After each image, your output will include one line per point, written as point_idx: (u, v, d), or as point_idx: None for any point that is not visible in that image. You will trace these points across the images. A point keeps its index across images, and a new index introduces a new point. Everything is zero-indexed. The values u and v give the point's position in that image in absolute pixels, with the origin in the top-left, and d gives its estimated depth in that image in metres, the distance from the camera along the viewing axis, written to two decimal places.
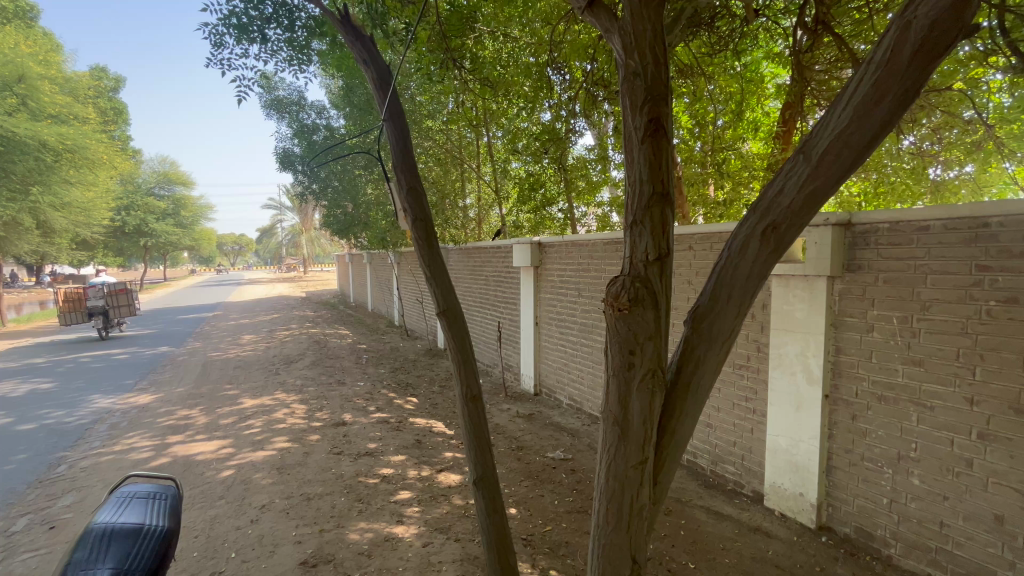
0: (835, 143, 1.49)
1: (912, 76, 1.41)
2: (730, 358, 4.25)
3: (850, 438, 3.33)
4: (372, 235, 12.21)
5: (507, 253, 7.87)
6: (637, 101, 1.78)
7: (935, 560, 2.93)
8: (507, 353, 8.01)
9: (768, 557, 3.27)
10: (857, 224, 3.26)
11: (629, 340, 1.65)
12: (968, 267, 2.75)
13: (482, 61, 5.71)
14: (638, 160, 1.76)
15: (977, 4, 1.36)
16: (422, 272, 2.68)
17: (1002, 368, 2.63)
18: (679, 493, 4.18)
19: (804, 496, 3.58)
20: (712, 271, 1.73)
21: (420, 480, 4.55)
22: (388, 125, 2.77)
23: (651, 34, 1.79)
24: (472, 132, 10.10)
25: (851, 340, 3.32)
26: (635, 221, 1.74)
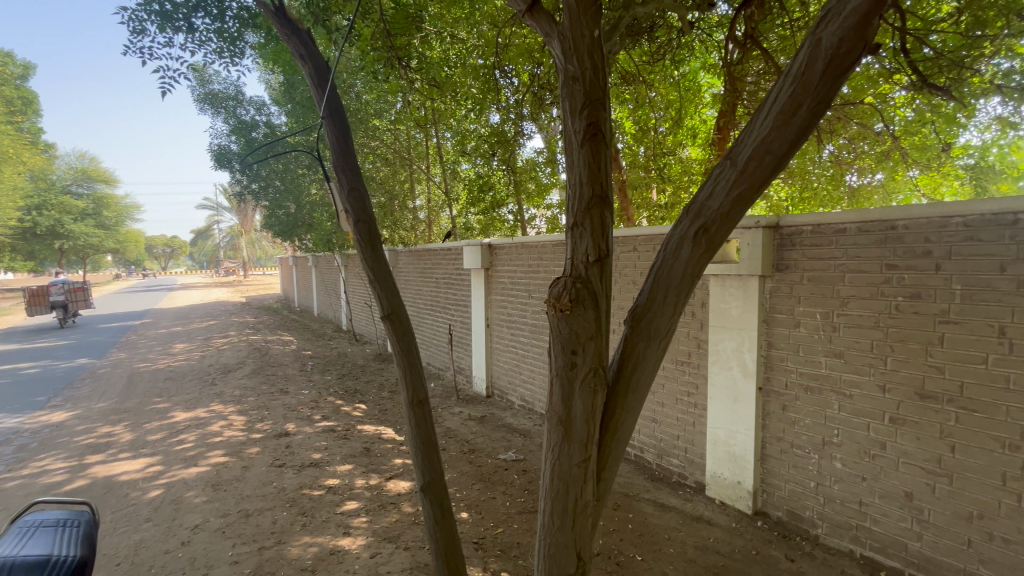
0: (758, 150, 1.58)
1: (824, 89, 1.51)
2: (672, 355, 4.42)
3: (781, 426, 3.55)
4: (317, 237, 11.77)
5: (458, 255, 7.82)
6: (576, 105, 1.81)
7: (856, 537, 3.17)
8: (458, 356, 7.95)
9: (710, 545, 3.42)
10: (784, 227, 3.49)
11: (571, 340, 1.67)
12: (880, 266, 3.00)
13: (429, 62, 5.65)
14: (578, 162, 1.79)
15: (878, 24, 1.49)
16: (365, 274, 2.61)
17: (909, 357, 2.89)
18: (626, 488, 4.29)
19: (741, 484, 3.78)
20: (649, 272, 1.78)
21: (369, 489, 4.41)
22: (327, 122, 2.67)
23: (589, 39, 1.84)
24: (421, 132, 9.97)
25: (781, 335, 3.54)
26: (576, 222, 1.77)
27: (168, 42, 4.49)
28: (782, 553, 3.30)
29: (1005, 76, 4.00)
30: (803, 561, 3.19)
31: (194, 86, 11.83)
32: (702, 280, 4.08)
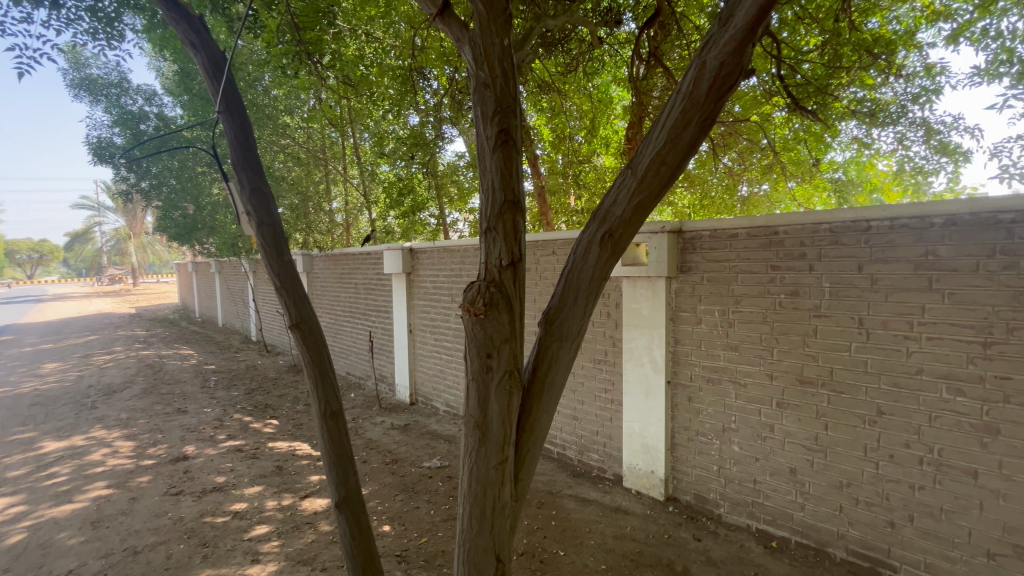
0: (655, 161, 1.70)
1: (709, 107, 1.67)
2: (590, 354, 4.60)
3: (687, 416, 3.83)
4: (220, 240, 10.84)
5: (378, 259, 7.59)
6: (488, 111, 1.84)
7: (752, 512, 3.49)
8: (380, 364, 7.69)
9: (627, 533, 3.60)
10: (686, 232, 3.78)
11: (486, 344, 1.69)
12: (766, 266, 3.35)
13: (342, 59, 5.45)
14: (490, 168, 1.81)
15: (752, 51, 1.66)
16: (270, 280, 2.44)
17: (791, 348, 3.25)
18: (549, 486, 4.39)
19: (654, 473, 4.02)
20: (560, 276, 1.85)
21: (281, 510, 4.12)
22: (224, 117, 2.47)
23: (499, 48, 1.87)
24: (337, 132, 9.59)
25: (686, 331, 3.82)
26: (489, 227, 1.79)
27: (27, 17, 3.92)
28: (690, 534, 3.55)
29: (858, 103, 4.66)
30: (708, 540, 3.46)
31: (66, 70, 10.41)
32: (616, 281, 4.30)
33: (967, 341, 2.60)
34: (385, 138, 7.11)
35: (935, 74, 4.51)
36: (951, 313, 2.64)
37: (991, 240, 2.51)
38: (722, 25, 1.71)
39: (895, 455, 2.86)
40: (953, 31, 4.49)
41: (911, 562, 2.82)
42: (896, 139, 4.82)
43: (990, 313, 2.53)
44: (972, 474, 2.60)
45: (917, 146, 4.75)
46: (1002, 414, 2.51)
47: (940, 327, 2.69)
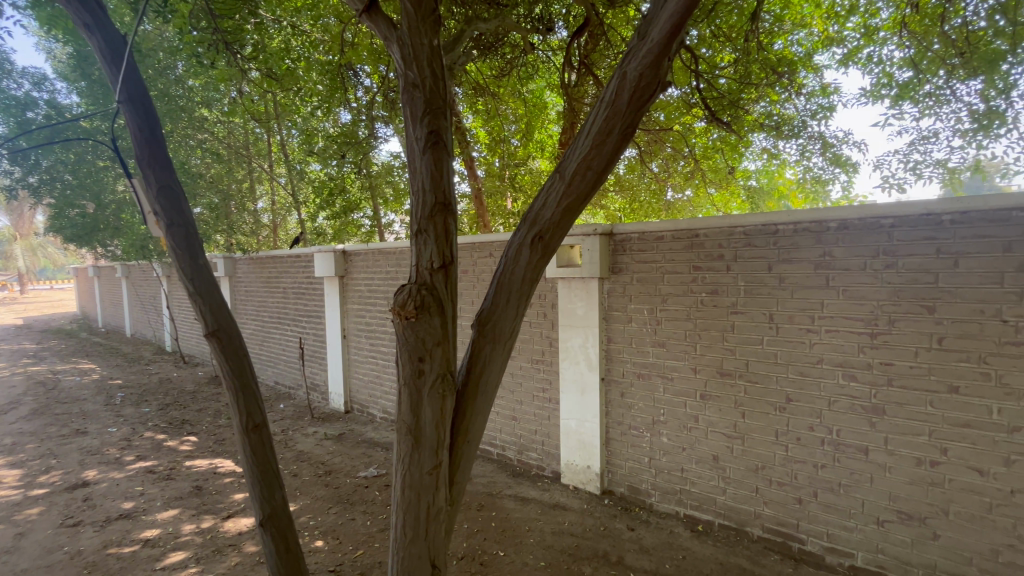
0: (581, 166, 1.76)
1: (630, 116, 1.75)
2: (528, 355, 4.66)
3: (620, 411, 3.99)
4: (127, 242, 9.88)
5: (308, 262, 7.25)
6: (417, 112, 1.83)
7: (680, 499, 3.70)
8: (311, 372, 7.33)
9: (565, 528, 3.68)
10: (617, 234, 3.94)
11: (418, 348, 1.67)
12: (689, 267, 3.57)
13: (265, 51, 5.15)
14: (420, 170, 1.80)
15: (668, 64, 1.77)
16: (183, 284, 2.26)
17: (712, 343, 3.48)
18: (489, 487, 4.39)
19: (590, 468, 4.15)
20: (492, 278, 1.87)
21: (199, 534, 3.82)
22: (125, 108, 2.25)
23: (428, 48, 1.86)
24: (262, 128, 9.07)
25: (618, 330, 3.98)
26: (420, 229, 1.77)
27: None
28: (624, 524, 3.69)
29: (766, 117, 5.09)
30: (641, 528, 3.62)
31: None
32: (552, 283, 4.40)
33: (858, 332, 2.92)
34: (313, 135, 6.80)
35: (830, 93, 5.02)
36: (845, 308, 2.95)
37: (874, 243, 2.84)
38: (640, 39, 1.80)
39: (801, 437, 3.14)
40: (843, 56, 5.02)
41: (816, 534, 3.11)
42: (799, 151, 5.30)
43: (875, 307, 2.86)
44: (864, 451, 2.92)
45: (817, 158, 5.25)
46: (887, 397, 2.84)
47: (836, 320, 2.99)
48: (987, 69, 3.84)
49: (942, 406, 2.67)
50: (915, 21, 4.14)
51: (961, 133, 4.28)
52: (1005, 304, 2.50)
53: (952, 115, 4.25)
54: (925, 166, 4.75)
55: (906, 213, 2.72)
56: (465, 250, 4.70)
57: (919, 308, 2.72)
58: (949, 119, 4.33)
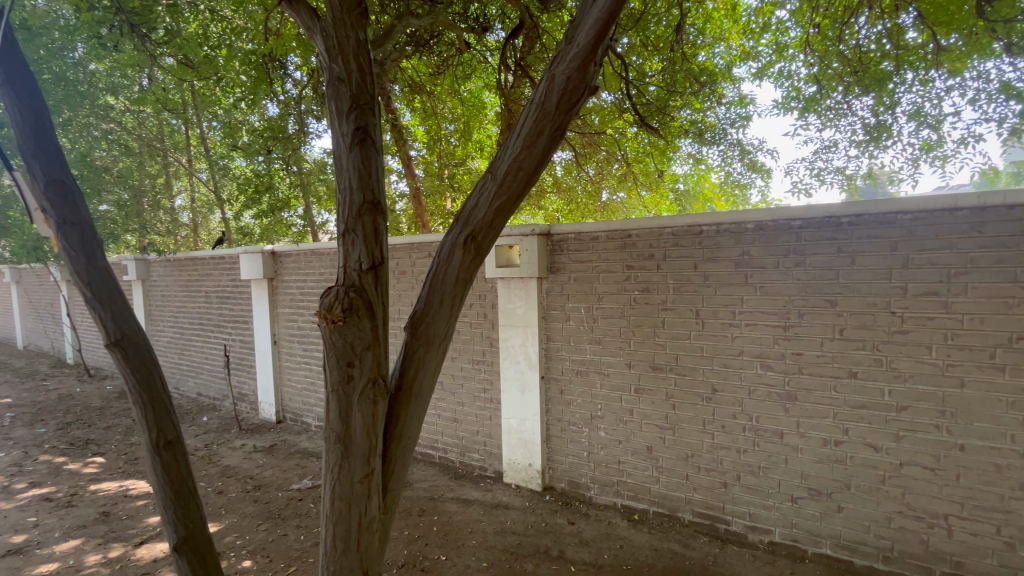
0: (512, 167, 1.78)
1: (559, 118, 1.79)
2: (468, 355, 4.63)
3: (560, 408, 4.07)
4: (17, 243, 8.78)
5: (233, 264, 6.78)
6: (343, 107, 1.77)
7: (618, 490, 3.83)
8: (238, 381, 6.87)
9: (508, 527, 3.70)
10: (554, 234, 4.01)
11: (346, 352, 1.61)
12: (622, 266, 3.70)
13: (178, 35, 4.75)
14: (347, 167, 1.74)
15: (595, 68, 1.82)
16: (80, 290, 2.04)
17: (645, 338, 3.63)
18: (430, 492, 4.32)
19: (531, 466, 4.20)
20: (425, 279, 1.84)
21: (106, 565, 3.46)
22: (3, 93, 1.99)
23: (354, 41, 1.80)
24: (179, 119, 8.39)
25: (557, 328, 4.05)
26: (347, 228, 1.71)
27: None
28: (565, 519, 3.76)
29: (691, 124, 5.39)
30: (581, 522, 3.71)
31: None
32: (491, 283, 4.41)
33: (773, 325, 3.16)
34: (236, 129, 6.37)
35: (746, 103, 5.40)
36: (761, 303, 3.18)
37: (785, 243, 3.08)
38: (568, 42, 1.85)
39: (726, 425, 3.35)
40: (757, 70, 5.41)
41: (740, 514, 3.33)
42: (722, 157, 5.66)
43: (787, 302, 3.10)
44: (779, 435, 3.16)
45: (737, 163, 5.62)
46: (798, 384, 3.09)
47: (754, 315, 3.22)
48: (875, 87, 4.29)
49: (844, 390, 2.95)
50: (818, 41, 4.53)
51: (856, 144, 4.75)
52: (892, 297, 2.80)
53: (849, 128, 4.71)
54: (828, 173, 5.22)
55: (812, 215, 2.98)
56: (403, 250, 4.59)
57: (823, 302, 2.99)
58: (846, 131, 4.79)
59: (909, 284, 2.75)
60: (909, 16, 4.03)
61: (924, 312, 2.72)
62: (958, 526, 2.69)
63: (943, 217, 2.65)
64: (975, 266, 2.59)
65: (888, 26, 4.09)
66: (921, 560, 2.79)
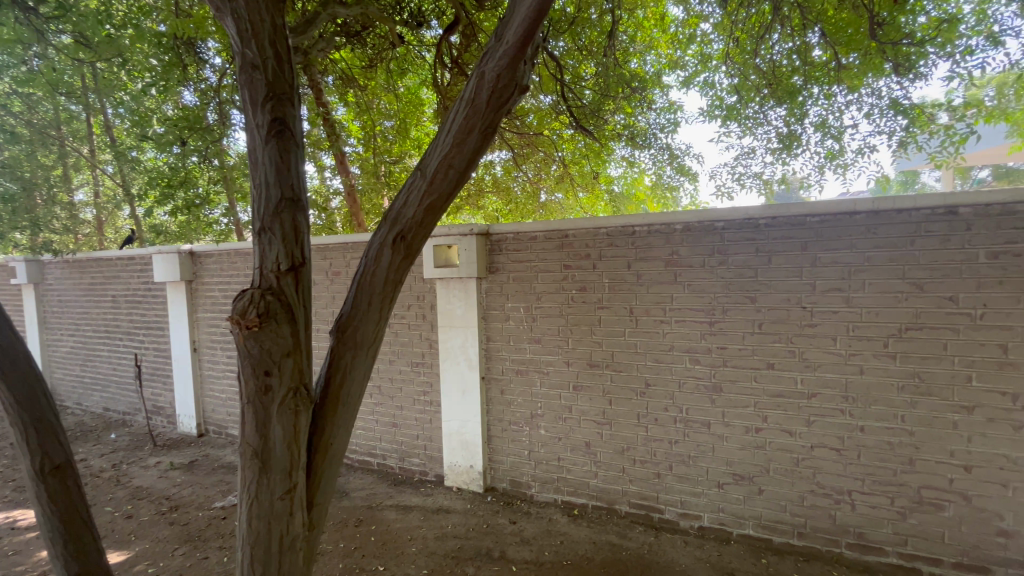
0: (443, 165, 1.76)
1: (490, 116, 1.79)
2: (407, 358, 4.51)
3: (501, 409, 4.06)
4: None
5: (144, 265, 6.20)
6: (258, 97, 1.68)
7: (558, 487, 3.88)
8: (152, 394, 6.29)
9: (448, 532, 3.63)
10: (493, 234, 3.99)
11: (263, 360, 1.51)
12: (560, 266, 3.75)
13: (71, 9, 4.24)
14: (262, 162, 1.66)
15: (524, 67, 1.84)
16: None
17: (582, 337, 3.70)
18: (368, 500, 4.16)
19: (473, 468, 4.16)
20: (353, 280, 1.78)
21: None
22: None
23: (269, 26, 1.71)
24: (79, 104, 7.55)
25: (496, 328, 4.04)
26: (263, 227, 1.63)
27: None
28: (506, 518, 3.75)
29: (623, 128, 5.58)
30: (522, 520, 3.72)
31: None
32: (430, 283, 4.31)
33: (700, 322, 3.32)
34: (147, 118, 5.82)
35: (675, 110, 5.66)
36: (689, 301, 3.34)
37: (710, 243, 3.26)
38: (497, 40, 1.85)
39: (659, 418, 3.48)
40: (684, 79, 5.68)
41: (672, 503, 3.48)
42: (653, 160, 5.91)
43: (712, 299, 3.27)
44: (707, 425, 3.33)
45: (666, 166, 5.88)
46: (722, 376, 3.27)
47: (683, 312, 3.37)
48: (788, 99, 4.64)
49: (763, 380, 3.16)
50: (737, 54, 4.83)
51: (771, 151, 5.11)
52: (803, 294, 3.03)
53: (765, 136, 5.05)
54: (747, 178, 5.59)
55: (734, 217, 3.16)
56: (336, 250, 4.39)
57: (743, 298, 3.19)
58: (763, 140, 5.14)
59: (818, 281, 2.99)
60: (815, 35, 4.40)
61: (831, 306, 2.97)
62: (860, 500, 2.96)
63: (844, 220, 2.90)
64: (871, 264, 2.86)
65: (797, 43, 4.43)
66: (830, 533, 3.04)
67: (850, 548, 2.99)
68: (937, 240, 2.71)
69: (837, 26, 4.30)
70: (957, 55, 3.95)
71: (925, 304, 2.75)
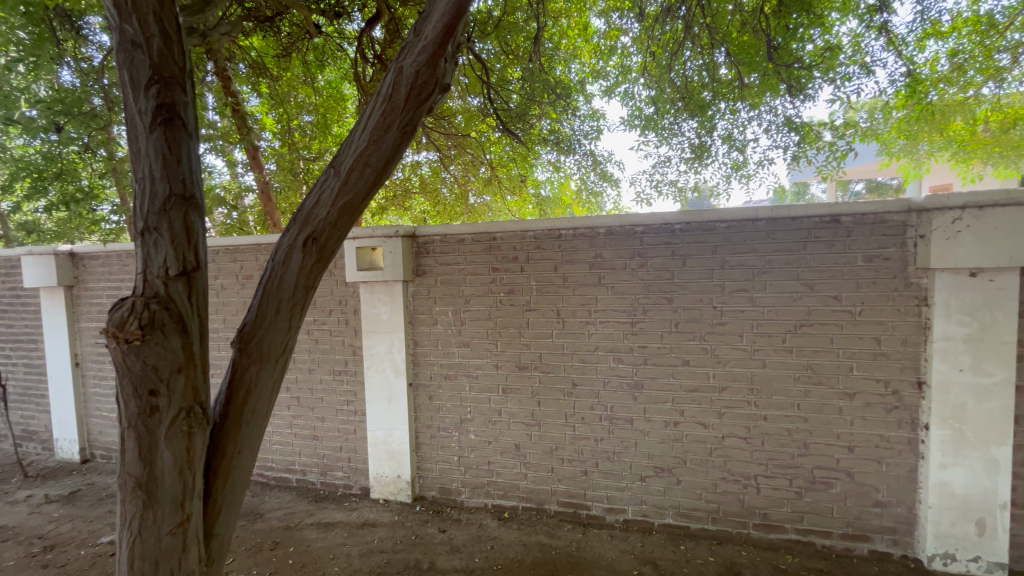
0: (357, 163, 1.70)
1: (409, 113, 1.74)
2: (328, 366, 4.26)
3: (429, 415, 3.96)
4: None
5: (9, 268, 5.35)
6: (140, 79, 1.58)
7: (489, 491, 3.85)
8: (22, 417, 5.44)
9: (374, 546, 3.47)
10: (420, 236, 3.89)
11: (148, 378, 1.46)
12: (488, 269, 3.73)
13: None
14: (146, 152, 1.57)
15: (444, 64, 1.81)
16: None
17: (511, 339, 3.71)
18: (286, 520, 3.87)
19: (400, 477, 4.01)
20: (258, 285, 1.70)
21: None
22: None
23: (155, 1, 1.61)
24: None
25: (423, 333, 3.94)
26: (148, 227, 1.55)
27: None
28: (435, 527, 3.66)
29: (549, 133, 5.67)
30: (451, 528, 3.64)
31: None
32: (353, 287, 4.11)
33: (622, 322, 3.45)
34: (12, 98, 5.04)
35: (598, 118, 5.87)
36: (613, 302, 3.46)
37: (630, 246, 3.39)
38: (416, 35, 1.82)
39: (585, 417, 3.57)
40: (606, 88, 5.90)
41: (599, 498, 3.57)
42: (578, 165, 6.07)
43: (634, 300, 3.41)
44: (630, 421, 3.46)
45: (590, 170, 6.07)
46: (643, 373, 3.41)
47: (607, 313, 3.48)
48: (699, 112, 4.98)
49: (680, 376, 3.34)
50: (654, 68, 5.10)
51: (685, 161, 5.45)
52: (714, 295, 3.24)
53: (679, 146, 5.37)
54: (664, 185, 5.91)
55: (652, 222, 3.31)
56: (248, 252, 4.05)
57: (661, 299, 3.35)
58: (677, 149, 5.46)
59: (726, 282, 3.21)
60: (722, 54, 4.75)
61: (737, 306, 3.20)
62: (764, 483, 3.22)
63: (748, 226, 3.14)
64: (771, 267, 3.12)
65: (706, 61, 4.75)
66: (740, 516, 3.27)
67: (756, 528, 3.24)
68: (824, 245, 3.01)
69: (740, 47, 4.66)
70: (838, 81, 4.44)
71: (815, 303, 3.05)
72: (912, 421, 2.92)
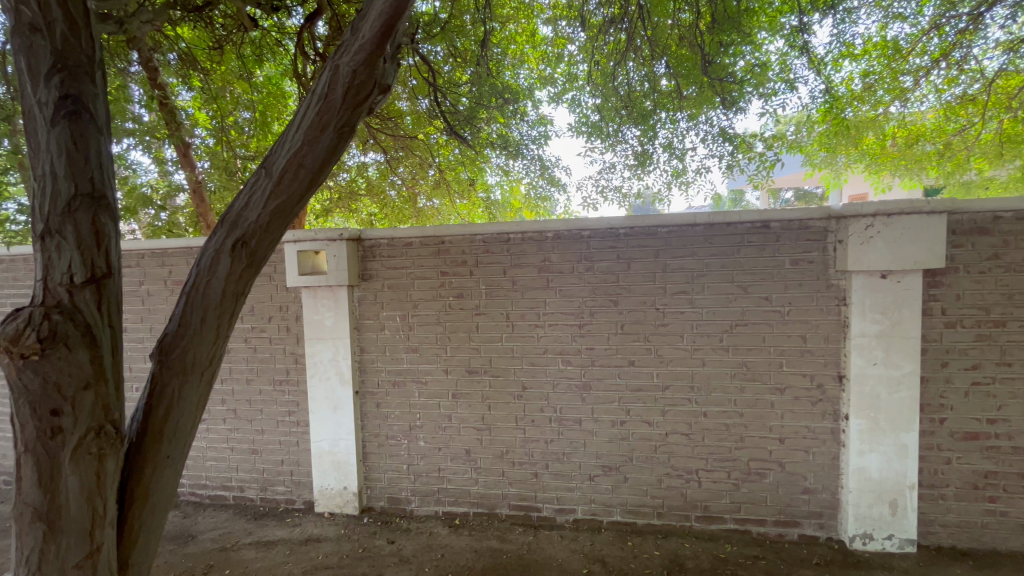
0: (291, 164, 1.63)
1: (346, 114, 1.69)
2: (268, 376, 4.05)
3: (376, 423, 3.86)
4: None
5: None
6: (40, 69, 1.46)
7: (439, 498, 3.78)
8: None
9: (318, 563, 3.32)
10: (365, 240, 3.79)
11: (50, 397, 1.33)
12: (436, 273, 3.68)
13: None
14: (46, 148, 1.44)
15: (383, 63, 1.77)
16: None
17: (460, 344, 3.68)
18: (221, 541, 3.64)
19: (347, 489, 3.87)
20: (181, 293, 1.60)
21: None
22: None
23: None
24: None
25: (370, 339, 3.83)
26: (49, 230, 1.42)
27: None
28: (384, 539, 3.55)
29: (498, 136, 5.69)
30: (401, 538, 3.55)
31: None
32: (294, 292, 3.93)
33: (570, 324, 3.51)
34: None
35: (546, 123, 5.94)
36: (561, 305, 3.51)
37: (577, 250, 3.46)
38: (353, 34, 1.78)
39: (535, 419, 3.59)
40: (554, 94, 5.98)
41: (550, 500, 3.60)
42: (526, 170, 6.13)
43: (581, 303, 3.48)
44: (578, 422, 3.52)
45: (538, 175, 6.14)
46: (591, 374, 3.48)
47: (555, 315, 3.52)
48: (642, 121, 5.15)
49: (626, 376, 3.43)
50: (599, 77, 5.24)
51: (629, 167, 5.62)
52: (656, 297, 3.36)
53: (623, 153, 5.54)
54: (610, 191, 6.07)
55: (599, 227, 3.40)
56: (177, 255, 3.79)
57: (607, 301, 3.44)
58: (622, 156, 5.62)
59: (667, 285, 3.34)
60: (663, 67, 4.94)
61: (678, 307, 3.34)
62: (705, 476, 3.36)
63: (687, 231, 3.28)
64: (709, 270, 3.27)
65: (648, 72, 4.92)
66: (683, 509, 3.40)
67: (697, 520, 3.38)
68: (756, 249, 3.20)
69: (680, 60, 4.87)
70: (766, 96, 4.74)
71: (749, 304, 3.23)
72: (835, 412, 3.15)
